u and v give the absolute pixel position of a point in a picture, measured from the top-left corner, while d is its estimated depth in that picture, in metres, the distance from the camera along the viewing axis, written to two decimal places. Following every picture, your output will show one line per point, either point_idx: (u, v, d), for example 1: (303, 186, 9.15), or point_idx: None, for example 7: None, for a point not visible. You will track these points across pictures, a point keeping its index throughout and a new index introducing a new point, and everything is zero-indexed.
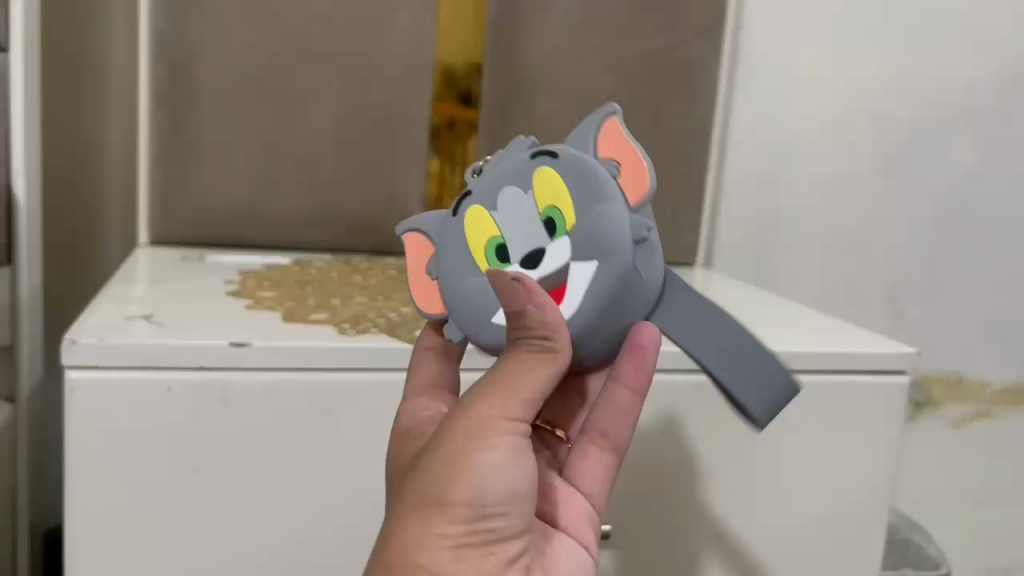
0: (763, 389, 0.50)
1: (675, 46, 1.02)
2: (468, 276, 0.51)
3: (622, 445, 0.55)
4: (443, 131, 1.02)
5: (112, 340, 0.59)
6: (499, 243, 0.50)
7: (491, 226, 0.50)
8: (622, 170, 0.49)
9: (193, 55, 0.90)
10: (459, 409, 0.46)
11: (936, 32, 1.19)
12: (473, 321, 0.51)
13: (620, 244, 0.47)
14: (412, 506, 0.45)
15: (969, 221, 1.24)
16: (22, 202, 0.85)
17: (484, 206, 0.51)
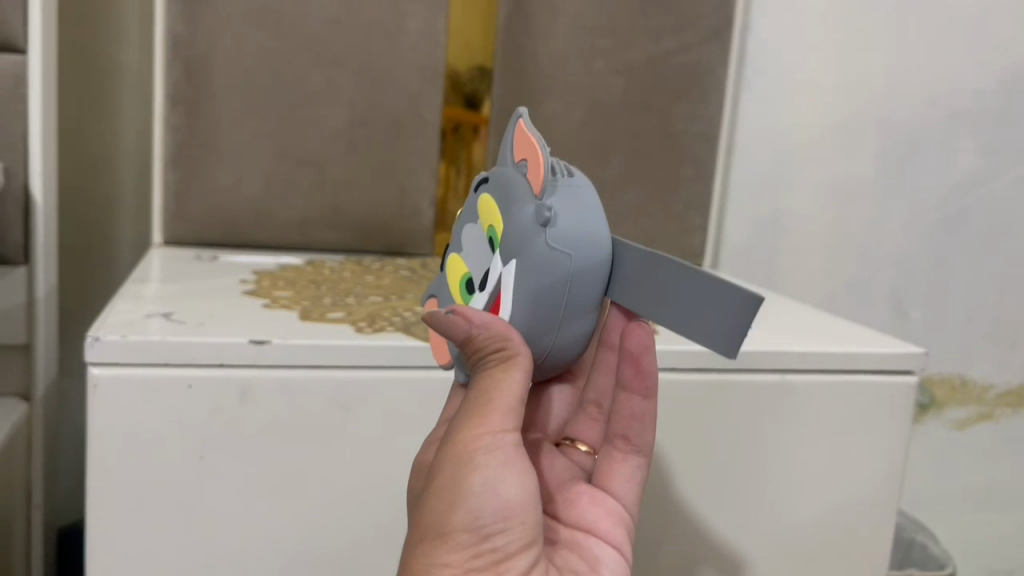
0: (725, 325, 0.40)
1: (683, 49, 1.03)
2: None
3: (645, 447, 0.54)
4: (449, 134, 1.04)
5: (133, 337, 0.60)
6: (467, 277, 0.49)
7: (461, 264, 0.50)
8: (528, 166, 0.45)
9: (206, 57, 0.91)
10: (444, 440, 0.45)
11: (943, 36, 1.20)
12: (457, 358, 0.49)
13: (527, 224, 0.43)
14: (417, 544, 0.44)
15: (974, 223, 1.25)
16: (39, 202, 0.86)
17: (456, 250, 0.51)
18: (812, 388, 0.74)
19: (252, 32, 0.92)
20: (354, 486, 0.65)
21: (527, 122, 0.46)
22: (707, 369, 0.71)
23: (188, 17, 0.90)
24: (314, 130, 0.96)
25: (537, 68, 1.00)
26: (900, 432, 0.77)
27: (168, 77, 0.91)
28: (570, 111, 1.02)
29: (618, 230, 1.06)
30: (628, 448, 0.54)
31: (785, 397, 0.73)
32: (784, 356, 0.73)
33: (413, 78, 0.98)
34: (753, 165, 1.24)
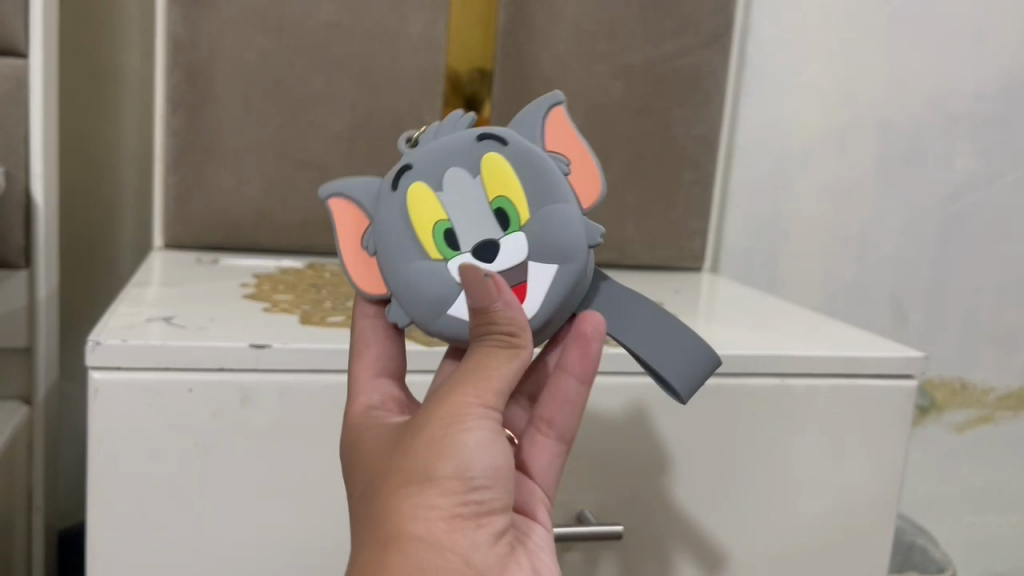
0: (684, 363, 0.49)
1: (682, 53, 1.03)
2: (412, 257, 0.47)
3: (567, 433, 0.51)
4: None
5: (134, 341, 0.60)
6: (448, 227, 0.47)
7: (438, 207, 0.47)
8: (573, 167, 0.48)
9: (207, 61, 0.92)
10: (430, 399, 0.43)
11: (943, 39, 1.20)
12: (423, 308, 0.47)
13: (580, 237, 0.47)
14: (395, 490, 0.41)
15: (973, 226, 1.25)
16: (40, 205, 0.87)
17: (428, 184, 0.47)
18: (811, 392, 0.74)
19: (254, 36, 0.92)
20: None
21: (569, 120, 0.50)
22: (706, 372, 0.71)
23: (188, 21, 0.90)
24: (316, 133, 0.96)
25: (538, 71, 1.00)
26: (898, 436, 0.77)
27: (169, 81, 0.91)
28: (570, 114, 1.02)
29: (619, 233, 1.06)
30: (549, 431, 0.51)
31: (784, 401, 0.73)
32: (783, 360, 0.73)
33: (413, 82, 0.98)
34: (752, 169, 1.24)
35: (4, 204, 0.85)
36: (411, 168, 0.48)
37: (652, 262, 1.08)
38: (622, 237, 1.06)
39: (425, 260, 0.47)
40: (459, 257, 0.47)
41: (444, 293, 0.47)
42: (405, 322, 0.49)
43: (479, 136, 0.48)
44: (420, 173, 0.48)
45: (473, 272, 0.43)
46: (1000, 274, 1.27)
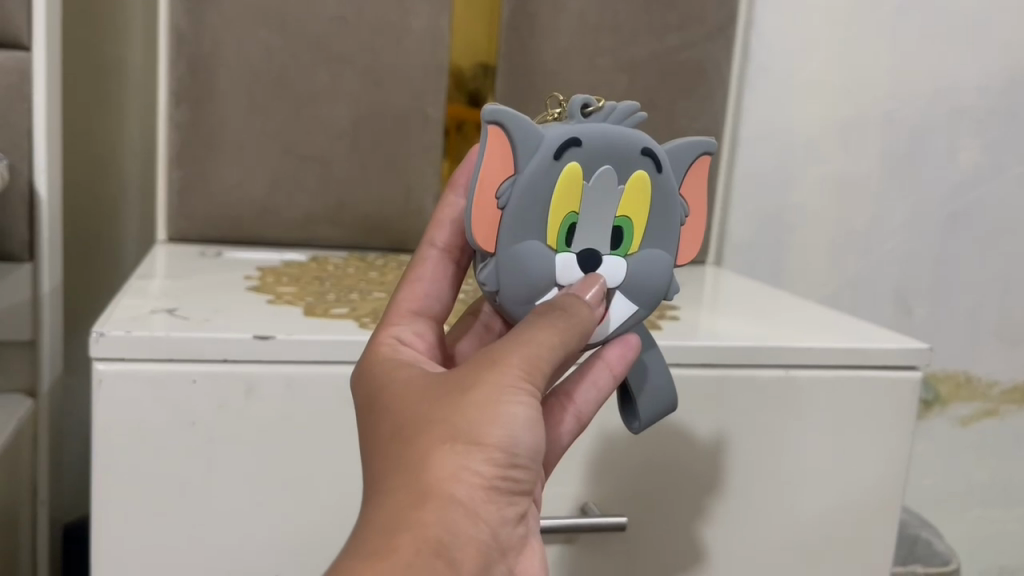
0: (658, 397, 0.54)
1: (686, 46, 1.03)
2: (534, 236, 0.48)
3: (584, 423, 0.50)
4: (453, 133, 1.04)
5: (138, 333, 0.60)
6: (574, 222, 0.48)
7: (578, 200, 0.48)
8: (687, 222, 0.53)
9: (211, 54, 0.91)
10: (470, 365, 0.43)
11: (947, 32, 1.20)
12: (517, 287, 0.48)
13: (663, 292, 0.51)
14: (438, 444, 0.40)
15: (976, 219, 1.25)
16: (44, 198, 0.87)
17: (582, 170, 0.47)
18: (816, 383, 0.73)
19: (257, 30, 0.92)
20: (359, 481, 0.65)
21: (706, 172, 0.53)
22: (710, 364, 0.71)
23: (192, 16, 0.90)
24: (320, 127, 0.96)
25: (541, 64, 1.00)
26: (902, 428, 0.77)
27: (173, 74, 0.91)
28: None
29: None
30: (571, 410, 0.49)
31: (788, 392, 0.73)
32: (788, 352, 0.72)
33: (417, 75, 0.97)
34: (756, 163, 1.24)
35: (8, 197, 0.85)
36: (580, 146, 0.47)
37: None
38: None
39: (540, 245, 0.48)
40: (567, 254, 0.48)
41: (547, 283, 0.48)
42: (489, 285, 0.49)
43: (652, 153, 0.49)
44: (585, 157, 0.47)
45: (589, 287, 0.47)
46: (1003, 267, 1.27)
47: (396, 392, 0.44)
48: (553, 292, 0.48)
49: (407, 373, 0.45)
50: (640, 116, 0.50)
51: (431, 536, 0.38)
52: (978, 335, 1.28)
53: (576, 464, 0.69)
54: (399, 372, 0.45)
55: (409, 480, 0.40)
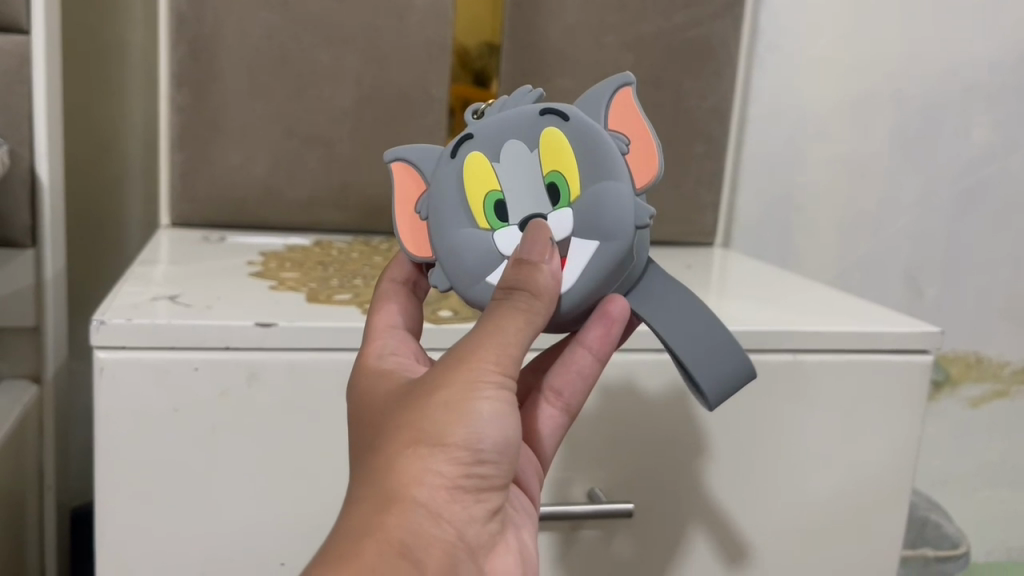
0: (723, 373, 0.52)
1: (694, 24, 1.01)
2: (463, 222, 0.50)
3: (574, 407, 0.55)
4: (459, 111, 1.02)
5: (140, 320, 0.59)
6: (499, 198, 0.49)
7: (493, 179, 0.50)
8: (631, 146, 0.50)
9: (211, 34, 0.90)
10: (437, 366, 0.44)
11: (960, 7, 1.18)
12: (463, 273, 0.50)
13: (628, 220, 0.49)
14: (402, 447, 0.41)
15: (987, 198, 1.24)
16: (46, 182, 0.86)
17: (486, 156, 0.50)
18: (825, 367, 0.73)
19: (259, 11, 0.91)
20: None
21: (636, 100, 0.51)
22: None
23: None
24: (323, 109, 0.95)
25: (547, 43, 0.98)
26: (913, 412, 0.76)
27: (173, 56, 0.90)
28: (578, 87, 1.00)
29: None
30: (557, 401, 0.55)
31: (797, 376, 0.72)
32: (797, 336, 0.71)
33: (420, 55, 0.96)
34: (765, 142, 1.22)
35: (10, 182, 0.84)
36: (473, 138, 0.51)
37: (664, 237, 1.07)
38: None
39: (473, 230, 0.50)
40: (507, 229, 0.49)
41: (491, 261, 0.50)
42: (444, 286, 0.52)
43: (544, 113, 0.50)
44: (486, 146, 0.50)
45: (539, 236, 0.46)
46: (1015, 247, 1.25)
47: (373, 406, 0.45)
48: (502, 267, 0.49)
49: (383, 386, 0.46)
50: (538, 91, 0.52)
51: (397, 537, 0.39)
52: (988, 314, 1.27)
53: (581, 449, 0.69)
54: (376, 387, 0.47)
55: (376, 484, 0.41)
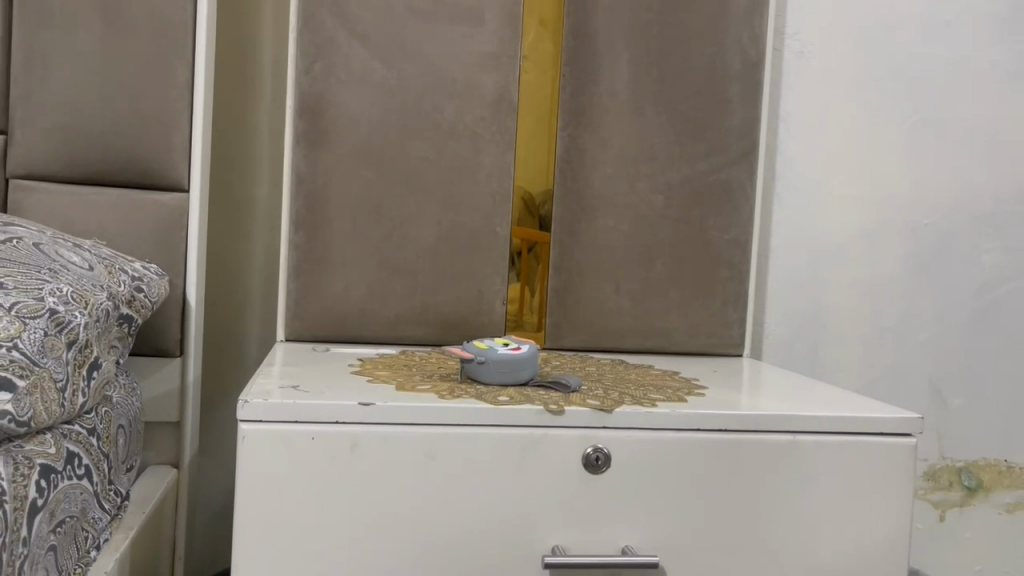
0: (569, 377, 0.91)
1: (715, 170, 1.21)
2: (498, 343, 0.93)
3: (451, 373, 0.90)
4: (527, 254, 1.19)
5: (272, 401, 0.79)
6: (507, 341, 0.95)
7: (504, 338, 0.96)
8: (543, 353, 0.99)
9: (323, 189, 1.12)
10: None
11: (945, 154, 1.41)
12: (496, 357, 0.90)
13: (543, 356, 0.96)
14: None
15: (997, 322, 1.43)
16: (194, 305, 1.08)
17: (502, 338, 0.97)
18: (822, 447, 0.87)
19: (361, 170, 1.13)
20: (438, 520, 0.81)
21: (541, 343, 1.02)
22: (728, 431, 0.85)
23: (309, 159, 1.12)
24: (409, 246, 1.15)
25: (590, 189, 1.19)
26: (904, 484, 0.88)
27: (294, 207, 1.12)
28: (618, 225, 1.20)
29: (663, 323, 1.21)
30: None
31: (794, 453, 0.86)
32: (796, 420, 0.86)
33: (488, 202, 1.17)
34: (787, 267, 1.40)
35: (167, 305, 1.05)
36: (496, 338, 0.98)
37: (699, 349, 1.22)
38: (669, 326, 1.21)
39: (501, 342, 0.93)
40: (514, 343, 0.94)
41: (511, 351, 0.91)
42: (480, 358, 0.91)
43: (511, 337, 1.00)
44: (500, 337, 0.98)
45: None
46: (1018, 362, 1.44)
47: None
48: (512, 350, 0.91)
49: None
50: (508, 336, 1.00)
51: None
52: (993, 419, 1.44)
53: (617, 510, 0.84)
54: None
55: None
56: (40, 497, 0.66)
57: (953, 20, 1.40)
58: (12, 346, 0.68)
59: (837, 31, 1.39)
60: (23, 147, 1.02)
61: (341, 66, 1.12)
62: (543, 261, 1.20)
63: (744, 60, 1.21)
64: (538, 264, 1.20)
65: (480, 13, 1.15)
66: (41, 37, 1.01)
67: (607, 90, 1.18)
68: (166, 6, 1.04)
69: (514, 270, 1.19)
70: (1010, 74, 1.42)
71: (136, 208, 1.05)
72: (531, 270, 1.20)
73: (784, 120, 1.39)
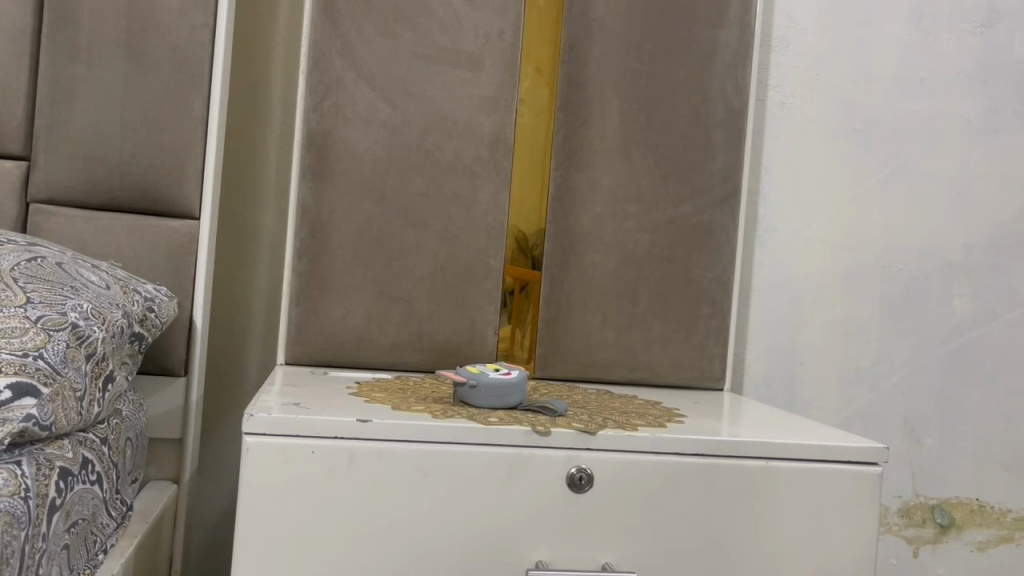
0: (555, 402, 0.97)
1: (698, 212, 1.28)
2: (489, 368, 0.98)
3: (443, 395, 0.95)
4: (518, 293, 1.25)
5: (276, 416, 0.84)
6: (497, 367, 1.00)
7: (493, 365, 1.01)
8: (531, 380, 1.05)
9: (327, 220, 1.18)
10: None
11: (921, 202, 1.48)
12: (487, 381, 0.96)
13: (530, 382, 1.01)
14: None
15: (969, 364, 1.49)
16: (200, 328, 1.13)
17: (492, 364, 1.02)
18: (792, 472, 0.92)
19: (363, 203, 1.19)
20: (428, 534, 0.86)
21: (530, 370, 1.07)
22: (704, 454, 0.90)
23: (314, 191, 1.18)
24: (406, 276, 1.20)
25: (579, 226, 1.25)
26: (870, 510, 0.93)
27: (298, 236, 1.18)
28: (606, 261, 1.26)
29: (648, 355, 1.26)
30: None
31: (766, 477, 0.91)
32: (768, 446, 0.91)
33: (483, 236, 1.23)
34: (767, 307, 1.47)
35: (174, 327, 1.11)
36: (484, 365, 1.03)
37: (682, 381, 1.28)
38: (653, 359, 1.27)
39: (491, 368, 0.99)
40: (503, 369, 0.99)
41: (501, 376, 0.96)
42: (471, 382, 0.96)
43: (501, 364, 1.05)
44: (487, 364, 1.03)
45: None
46: (989, 403, 1.49)
47: None
48: (502, 375, 0.97)
49: None
50: (499, 363, 1.05)
51: None
52: (965, 459, 1.49)
53: (599, 529, 0.88)
54: None
55: None
56: (59, 497, 0.71)
57: (926, 77, 1.48)
58: (38, 355, 0.73)
59: (816, 85, 1.46)
60: (46, 174, 1.08)
61: (347, 105, 1.18)
62: (534, 299, 1.26)
63: (727, 109, 1.28)
64: (529, 302, 1.26)
65: (480, 59, 1.22)
66: (67, 72, 1.08)
67: (598, 135, 1.25)
68: (185, 45, 1.11)
69: (507, 309, 1.25)
70: (981, 129, 1.49)
71: (150, 233, 1.10)
72: (523, 308, 1.25)
73: (765, 167, 1.46)
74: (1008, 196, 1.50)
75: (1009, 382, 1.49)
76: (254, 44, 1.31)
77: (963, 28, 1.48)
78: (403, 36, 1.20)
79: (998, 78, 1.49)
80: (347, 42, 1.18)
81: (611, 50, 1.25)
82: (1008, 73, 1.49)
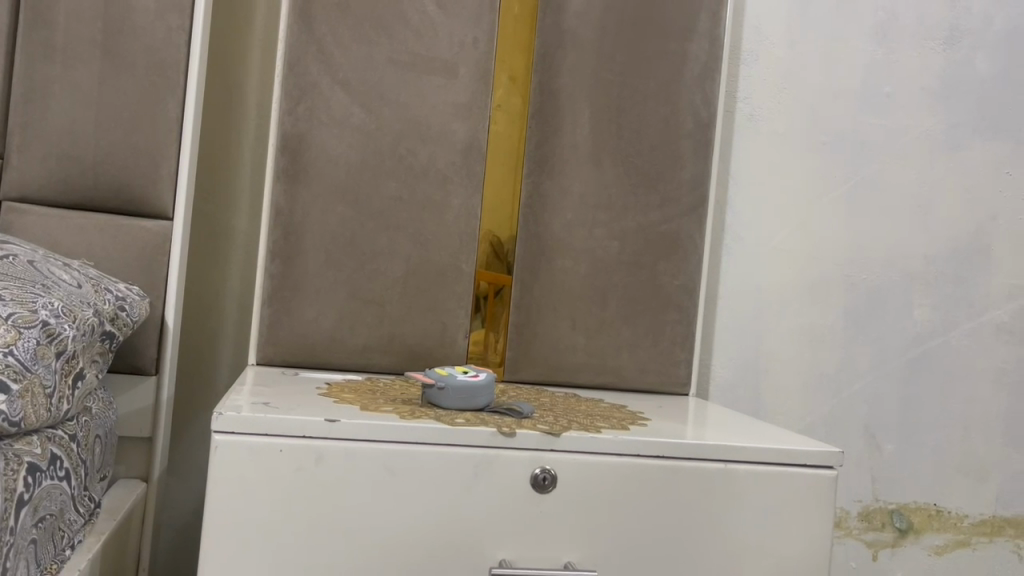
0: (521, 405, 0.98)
1: (666, 220, 1.30)
2: (457, 370, 1.00)
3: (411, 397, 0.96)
4: (491, 297, 1.27)
5: (245, 416, 0.85)
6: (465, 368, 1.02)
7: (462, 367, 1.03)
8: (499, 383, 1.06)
9: (299, 223, 1.19)
10: None
11: (884, 215, 1.52)
12: (455, 384, 0.97)
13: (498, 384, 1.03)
14: None
15: (928, 372, 1.53)
16: (171, 327, 1.13)
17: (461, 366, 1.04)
18: (750, 474, 0.94)
19: (336, 206, 1.20)
20: (394, 532, 0.87)
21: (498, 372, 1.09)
22: (666, 457, 0.93)
23: (288, 194, 1.19)
24: (378, 279, 1.22)
25: (550, 232, 1.27)
26: (825, 513, 0.96)
27: (270, 238, 1.19)
28: (575, 267, 1.28)
29: (615, 360, 1.29)
30: None
31: (725, 479, 0.94)
32: (728, 450, 0.94)
33: (455, 241, 1.25)
34: (734, 314, 1.49)
35: (146, 326, 1.11)
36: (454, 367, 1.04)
37: (648, 385, 1.30)
38: (621, 363, 1.29)
39: (459, 370, 1.00)
40: (471, 371, 1.01)
41: (469, 378, 0.98)
42: (439, 385, 0.98)
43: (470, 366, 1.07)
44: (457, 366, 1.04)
45: None
46: (947, 410, 1.53)
47: None
48: (470, 377, 0.98)
49: None
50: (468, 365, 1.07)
51: None
52: (924, 464, 1.53)
53: (562, 528, 0.90)
54: None
55: None
56: (27, 492, 0.72)
57: (891, 92, 1.52)
58: (8, 351, 0.74)
59: (783, 98, 1.50)
60: (19, 173, 1.08)
61: (322, 109, 1.20)
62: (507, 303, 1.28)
63: (696, 120, 1.31)
64: (502, 306, 1.28)
65: (454, 66, 1.24)
66: (42, 72, 1.08)
67: (569, 143, 1.28)
68: (161, 47, 1.12)
69: (480, 313, 1.27)
70: (943, 144, 1.53)
71: (123, 233, 1.11)
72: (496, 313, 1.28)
73: (733, 178, 1.49)
74: (968, 210, 1.54)
75: (966, 391, 1.54)
76: (230, 47, 1.33)
77: (927, 46, 1.53)
78: (379, 42, 1.21)
79: (960, 96, 1.54)
80: (322, 46, 1.20)
81: (584, 60, 1.28)
82: (969, 90, 1.54)
